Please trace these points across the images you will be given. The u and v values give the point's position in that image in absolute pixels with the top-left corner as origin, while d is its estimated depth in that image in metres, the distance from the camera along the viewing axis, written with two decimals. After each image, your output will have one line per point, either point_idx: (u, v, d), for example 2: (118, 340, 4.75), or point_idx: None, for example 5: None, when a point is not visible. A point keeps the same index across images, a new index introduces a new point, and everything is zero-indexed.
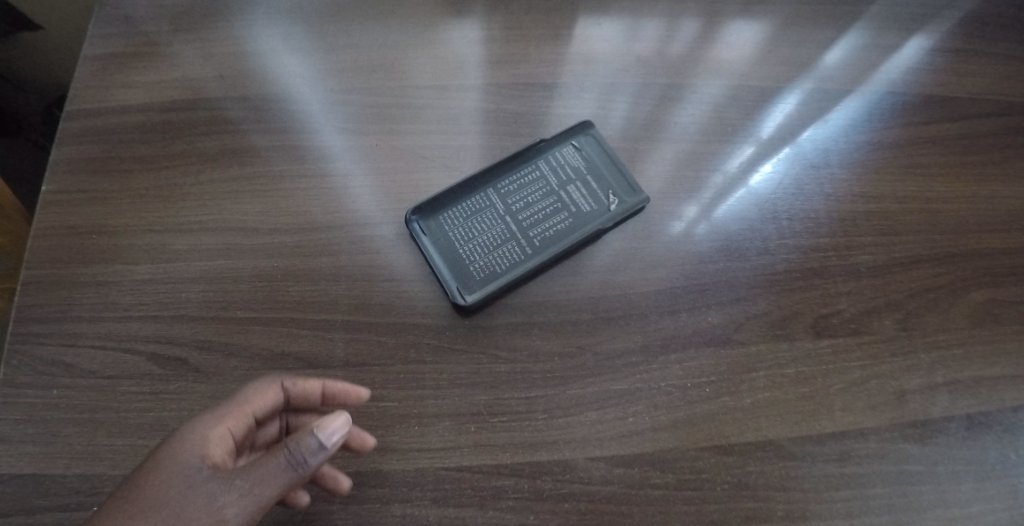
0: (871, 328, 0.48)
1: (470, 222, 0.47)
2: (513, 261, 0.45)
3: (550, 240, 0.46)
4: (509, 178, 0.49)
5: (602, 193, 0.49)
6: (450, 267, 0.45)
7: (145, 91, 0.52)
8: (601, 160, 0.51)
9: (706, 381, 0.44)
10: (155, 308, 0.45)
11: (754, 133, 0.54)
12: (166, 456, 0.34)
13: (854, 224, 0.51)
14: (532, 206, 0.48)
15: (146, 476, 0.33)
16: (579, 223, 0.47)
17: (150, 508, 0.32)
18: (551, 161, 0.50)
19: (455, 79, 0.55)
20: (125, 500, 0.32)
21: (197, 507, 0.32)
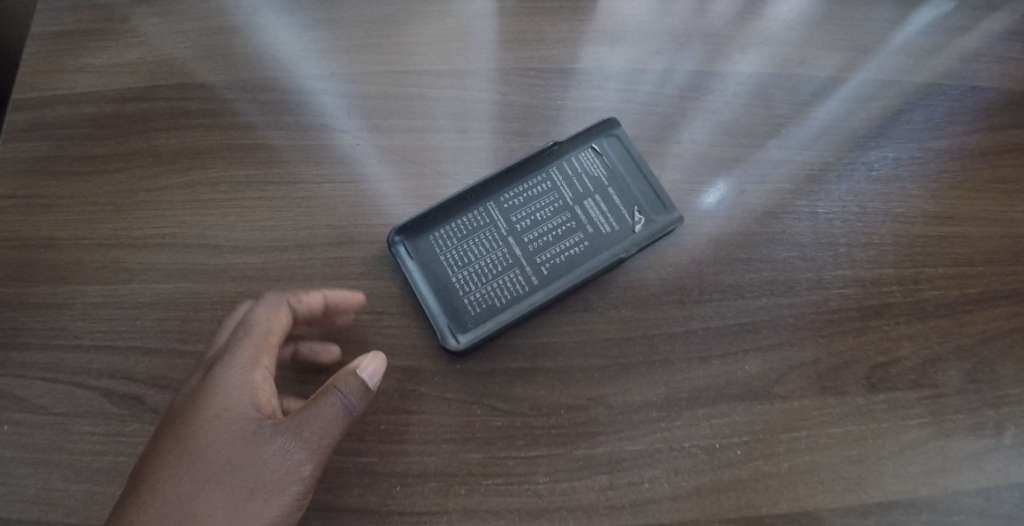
0: (935, 379, 0.41)
1: (465, 244, 0.40)
2: (515, 294, 0.39)
3: (559, 269, 0.40)
4: (515, 188, 0.42)
5: (625, 210, 0.41)
6: (440, 300, 0.39)
7: (97, 74, 0.45)
8: (625, 169, 0.43)
9: (737, 441, 0.38)
10: (110, 337, 0.40)
11: (810, 134, 0.46)
12: (214, 417, 0.32)
13: (923, 251, 0.43)
14: (539, 224, 0.41)
15: (199, 437, 0.32)
16: (594, 248, 0.40)
17: (223, 472, 0.31)
18: (566, 168, 0.43)
19: (456, 62, 0.47)
20: (188, 467, 0.31)
21: (271, 466, 0.31)
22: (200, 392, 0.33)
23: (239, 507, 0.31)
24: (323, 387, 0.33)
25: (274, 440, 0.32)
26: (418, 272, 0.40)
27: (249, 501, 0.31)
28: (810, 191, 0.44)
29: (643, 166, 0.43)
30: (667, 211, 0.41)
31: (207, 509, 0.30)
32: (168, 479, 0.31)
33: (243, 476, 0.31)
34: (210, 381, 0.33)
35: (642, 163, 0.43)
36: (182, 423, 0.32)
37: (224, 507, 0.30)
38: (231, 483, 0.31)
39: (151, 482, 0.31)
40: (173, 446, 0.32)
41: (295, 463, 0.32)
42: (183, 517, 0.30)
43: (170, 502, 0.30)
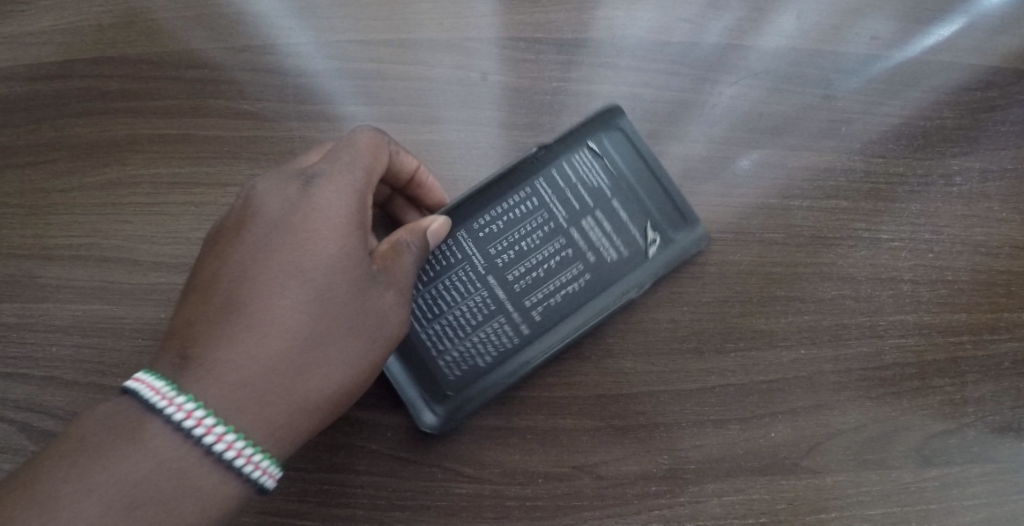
0: (1004, 453, 0.33)
1: (439, 286, 0.33)
2: (500, 351, 0.32)
3: (554, 313, 0.33)
4: (494, 206, 0.33)
5: (637, 231, 0.33)
6: (409, 365, 0.32)
7: (2, 43, 0.38)
8: (634, 174, 0.34)
9: (754, 524, 0.31)
10: (26, 363, 0.34)
11: (878, 133, 0.36)
12: (329, 237, 0.25)
13: (1007, 293, 0.34)
14: (527, 252, 0.33)
15: (299, 263, 0.24)
16: (597, 282, 0.33)
17: (323, 312, 0.24)
18: (558, 177, 0.34)
19: (432, 27, 0.37)
20: (296, 290, 0.24)
21: (373, 317, 0.25)
22: (293, 207, 0.25)
23: (340, 353, 0.24)
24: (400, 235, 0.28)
25: (382, 288, 0.26)
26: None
27: (372, 341, 0.25)
28: (871, 210, 0.35)
29: (659, 173, 0.34)
30: (692, 228, 0.33)
31: (318, 346, 0.24)
32: (260, 306, 0.23)
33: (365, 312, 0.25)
34: (309, 197, 0.25)
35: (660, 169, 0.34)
36: (274, 242, 0.25)
37: (346, 340, 0.25)
38: (332, 327, 0.24)
39: (247, 302, 0.23)
40: (275, 263, 0.24)
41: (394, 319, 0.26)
42: (282, 360, 0.23)
43: (266, 335, 0.23)
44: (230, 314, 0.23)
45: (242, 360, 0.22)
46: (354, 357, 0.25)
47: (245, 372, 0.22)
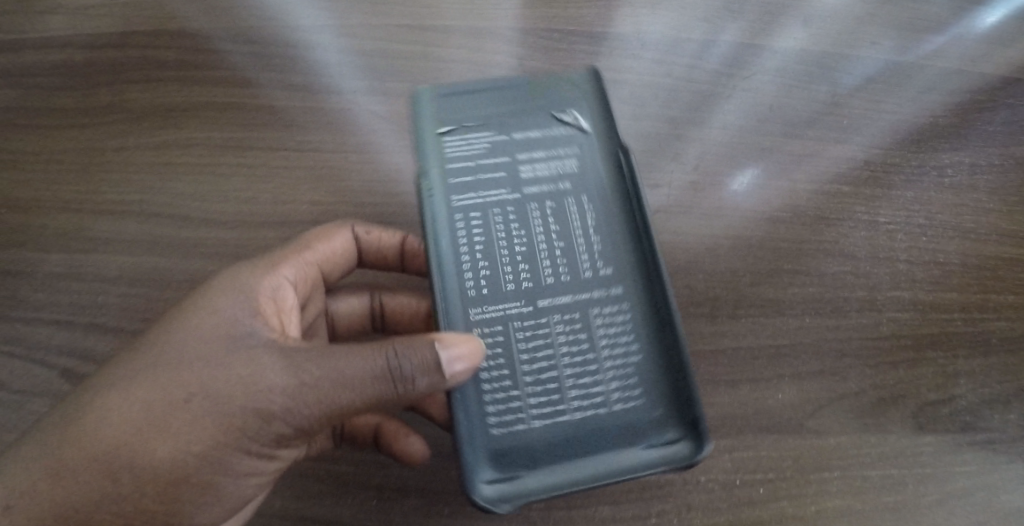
0: (990, 423, 0.35)
1: (536, 380, 0.29)
2: (624, 325, 0.30)
3: (607, 251, 0.31)
4: (462, 264, 0.31)
5: (560, 129, 0.34)
6: (601, 456, 0.28)
7: (72, 18, 0.41)
8: (506, 102, 0.34)
9: (762, 479, 0.33)
10: (69, 310, 0.36)
11: (875, 125, 0.40)
12: (227, 305, 0.29)
13: (996, 276, 0.37)
14: (524, 238, 0.32)
15: (180, 335, 0.27)
16: (589, 178, 0.33)
17: (170, 383, 0.26)
18: (458, 169, 0.33)
19: (468, 16, 0.41)
20: (164, 361, 0.27)
21: (240, 386, 0.25)
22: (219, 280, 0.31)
23: (183, 427, 0.25)
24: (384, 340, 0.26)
25: (264, 358, 0.26)
26: (531, 476, 0.28)
27: (189, 422, 0.25)
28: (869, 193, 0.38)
29: (534, 89, 0.35)
30: (586, 97, 0.35)
31: (166, 414, 0.25)
32: (133, 372, 0.27)
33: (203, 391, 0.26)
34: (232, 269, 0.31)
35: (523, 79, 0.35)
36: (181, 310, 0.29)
37: (160, 420, 0.25)
38: (189, 396, 0.25)
39: (124, 369, 0.27)
40: (168, 332, 0.28)
41: (273, 394, 0.25)
42: (124, 426, 0.25)
43: (125, 400, 0.26)
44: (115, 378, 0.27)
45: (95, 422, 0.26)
46: (159, 441, 0.25)
47: (98, 431, 0.25)
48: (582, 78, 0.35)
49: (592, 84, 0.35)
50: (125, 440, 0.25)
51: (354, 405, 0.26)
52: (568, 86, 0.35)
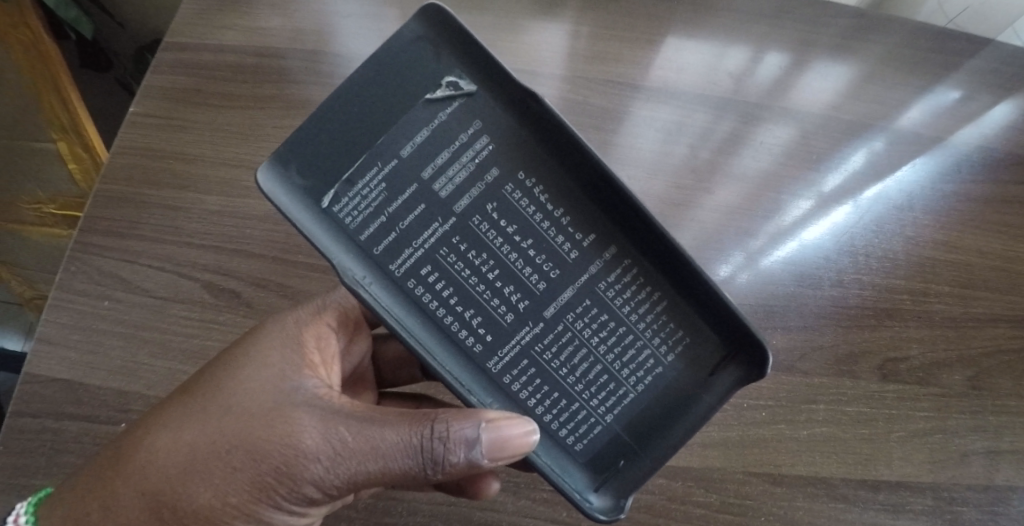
0: (940, 380, 0.45)
1: (588, 385, 0.31)
2: (640, 289, 0.31)
3: (575, 224, 0.30)
4: (448, 326, 0.29)
5: (438, 114, 0.28)
6: (678, 415, 0.32)
7: (242, 33, 0.54)
8: (360, 126, 0.27)
9: (764, 405, 0.42)
10: (219, 239, 0.45)
11: (840, 163, 0.55)
12: (277, 360, 0.34)
13: (932, 272, 0.49)
14: (492, 255, 0.30)
15: (228, 391, 0.32)
16: (506, 151, 0.29)
17: (214, 434, 0.30)
18: (375, 234, 0.28)
19: (542, 66, 0.58)
20: (211, 414, 0.31)
21: (278, 446, 0.30)
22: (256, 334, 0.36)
23: (226, 478, 0.30)
24: (427, 414, 0.29)
25: (302, 421, 0.30)
26: (627, 466, 0.32)
27: (231, 472, 0.30)
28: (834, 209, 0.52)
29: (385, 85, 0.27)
30: (445, 64, 0.27)
31: (210, 464, 0.30)
32: (182, 420, 0.31)
33: (248, 443, 0.30)
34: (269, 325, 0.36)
35: (359, 82, 0.27)
36: (227, 365, 0.33)
37: (204, 467, 0.30)
38: (233, 450, 0.30)
39: (174, 417, 0.32)
40: (217, 387, 0.32)
41: (310, 458, 0.29)
42: (174, 468, 0.30)
43: (174, 445, 0.30)
44: (164, 422, 0.32)
45: (148, 462, 0.30)
46: (200, 486, 0.30)
47: (152, 468, 0.30)
48: (403, 45, 0.27)
49: (423, 27, 0.27)
50: (173, 480, 0.30)
51: (390, 478, 0.29)
52: (418, 63, 0.27)
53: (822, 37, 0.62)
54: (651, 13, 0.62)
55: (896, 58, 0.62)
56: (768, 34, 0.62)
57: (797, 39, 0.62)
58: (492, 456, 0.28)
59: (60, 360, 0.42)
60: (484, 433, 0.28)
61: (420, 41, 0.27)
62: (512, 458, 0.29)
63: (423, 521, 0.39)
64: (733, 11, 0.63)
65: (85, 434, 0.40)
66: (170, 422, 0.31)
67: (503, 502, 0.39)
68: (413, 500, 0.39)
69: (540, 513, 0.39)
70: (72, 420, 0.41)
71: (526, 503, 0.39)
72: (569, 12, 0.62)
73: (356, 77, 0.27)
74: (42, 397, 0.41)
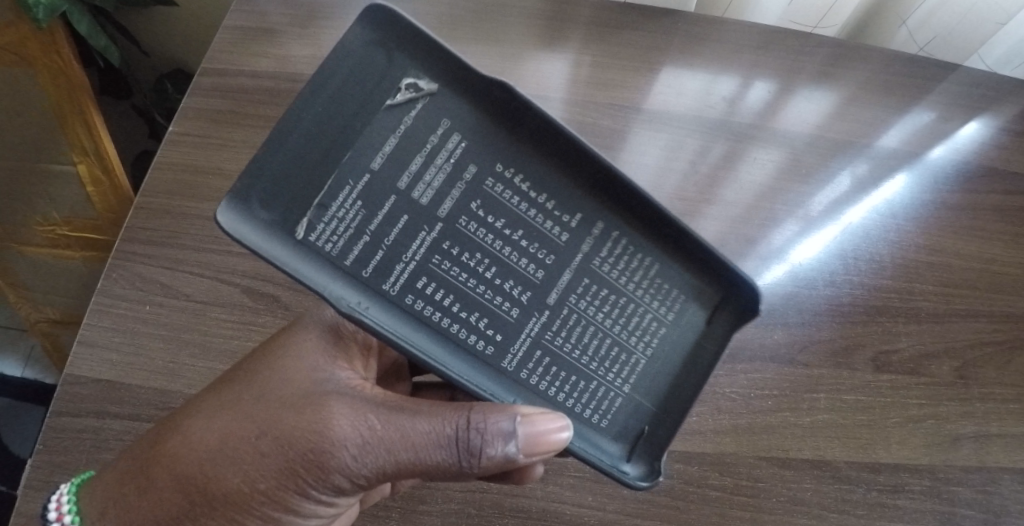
0: (929, 370, 0.49)
1: (601, 361, 0.34)
2: (631, 257, 0.34)
3: (561, 206, 0.32)
4: (454, 334, 0.30)
5: (404, 119, 0.28)
6: (686, 367, 0.36)
7: (274, 61, 0.60)
8: (324, 145, 0.26)
9: (769, 394, 0.46)
10: (257, 247, 0.49)
11: (830, 179, 0.60)
12: (312, 354, 0.34)
13: (916, 272, 0.54)
14: (486, 253, 0.31)
15: (264, 383, 0.33)
16: (479, 146, 0.30)
17: (247, 420, 0.31)
18: (363, 255, 0.28)
19: (550, 90, 0.63)
20: (246, 403, 0.32)
21: (306, 434, 0.30)
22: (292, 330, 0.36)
23: (254, 465, 0.30)
24: (463, 407, 0.30)
25: (332, 411, 0.30)
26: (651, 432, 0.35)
27: (259, 458, 0.30)
28: (824, 218, 0.57)
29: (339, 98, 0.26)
30: (397, 67, 0.27)
31: (240, 451, 0.30)
32: (218, 409, 0.32)
33: (278, 429, 0.30)
34: (306, 321, 0.37)
35: (309, 95, 0.25)
36: (265, 359, 0.34)
37: (234, 451, 0.30)
38: (262, 437, 0.30)
39: (210, 405, 0.33)
40: (254, 378, 0.33)
41: (339, 447, 0.30)
42: (204, 454, 0.31)
43: (207, 430, 0.31)
44: (200, 410, 0.33)
45: (181, 446, 0.31)
46: (229, 470, 0.30)
47: (185, 451, 0.31)
48: (346, 48, 0.26)
49: (372, 32, 0.26)
50: (203, 460, 0.30)
51: (421, 465, 0.30)
52: (370, 71, 0.26)
53: (806, 65, 0.68)
54: (649, 42, 0.68)
55: (875, 83, 0.67)
56: (757, 65, 0.67)
57: (784, 69, 0.67)
58: (526, 451, 0.29)
59: (102, 361, 0.44)
60: (518, 428, 0.29)
61: (368, 45, 0.26)
62: (544, 455, 0.30)
63: (457, 508, 0.40)
64: (724, 41, 0.69)
65: (126, 432, 0.42)
66: (207, 409, 0.32)
67: (532, 488, 0.41)
68: (447, 487, 0.41)
69: (567, 497, 0.41)
70: (114, 418, 0.42)
71: (554, 489, 0.41)
72: (572, 42, 0.67)
73: (304, 96, 0.25)
74: (83, 397, 0.43)
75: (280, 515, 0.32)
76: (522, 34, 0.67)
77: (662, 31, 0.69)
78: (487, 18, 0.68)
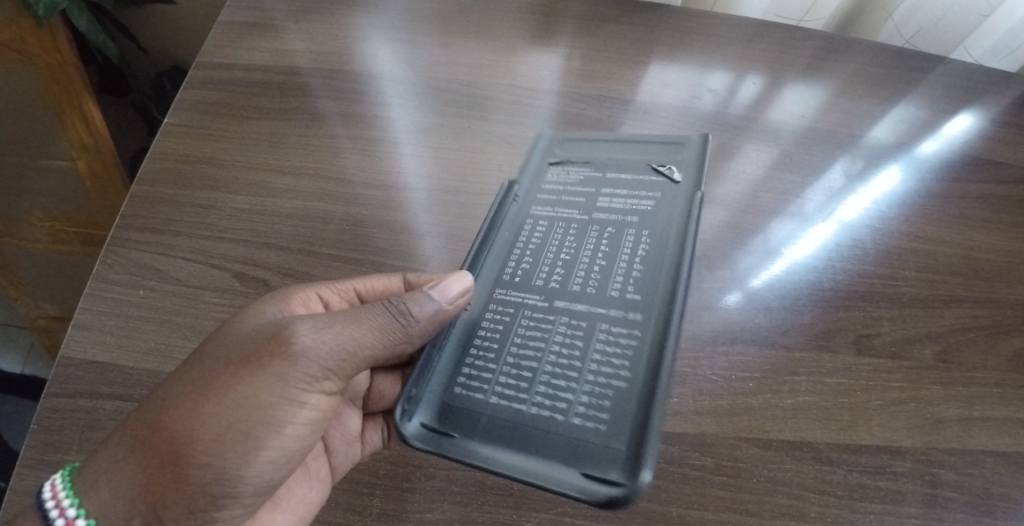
0: (911, 354, 0.49)
1: (516, 367, 0.40)
2: (617, 350, 0.39)
3: (636, 287, 0.42)
4: (510, 259, 0.47)
5: (649, 178, 0.50)
6: (532, 455, 0.36)
7: (269, 56, 0.62)
8: (620, 158, 0.52)
9: (750, 376, 0.47)
10: (249, 234, 0.51)
11: (817, 169, 0.60)
12: (266, 308, 0.37)
13: (899, 258, 0.54)
14: (567, 256, 0.46)
15: (224, 332, 0.36)
16: (652, 224, 0.46)
17: (217, 364, 0.33)
18: (544, 193, 0.51)
19: (538, 82, 0.64)
20: (213, 351, 0.34)
21: (270, 341, 0.33)
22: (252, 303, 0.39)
23: (232, 389, 0.32)
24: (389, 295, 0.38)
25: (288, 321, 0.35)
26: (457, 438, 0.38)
27: (237, 379, 0.33)
28: (822, 211, 0.57)
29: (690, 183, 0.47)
30: (690, 159, 0.50)
31: (218, 383, 0.33)
32: (188, 367, 0.34)
33: (248, 356, 0.33)
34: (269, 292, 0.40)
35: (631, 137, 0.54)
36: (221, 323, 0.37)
37: (212, 386, 0.33)
38: (235, 364, 0.33)
39: (180, 369, 0.35)
40: (213, 335, 0.36)
41: (299, 338, 0.33)
42: (184, 403, 0.32)
43: (184, 385, 0.33)
44: (172, 376, 0.35)
45: (163, 405, 0.33)
46: (211, 404, 0.32)
47: (165, 408, 0.33)
48: (701, 142, 0.51)
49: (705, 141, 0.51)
50: (188, 408, 0.32)
51: (374, 339, 0.36)
52: (691, 151, 0.51)
53: (795, 57, 0.69)
54: (637, 36, 0.69)
55: (863, 75, 0.68)
56: (746, 59, 0.68)
57: (772, 63, 0.68)
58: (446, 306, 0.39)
59: (93, 344, 0.45)
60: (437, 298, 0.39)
61: (698, 148, 0.51)
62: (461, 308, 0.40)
63: (439, 485, 0.41)
64: (713, 36, 0.70)
65: (115, 412, 0.42)
66: (178, 374, 0.34)
67: None
68: (428, 465, 0.42)
69: None
70: (104, 398, 0.43)
71: None
72: (561, 35, 0.68)
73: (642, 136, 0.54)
74: (73, 378, 0.44)
75: (266, 423, 0.33)
76: (512, 28, 0.68)
77: (652, 25, 0.70)
78: (479, 13, 0.70)
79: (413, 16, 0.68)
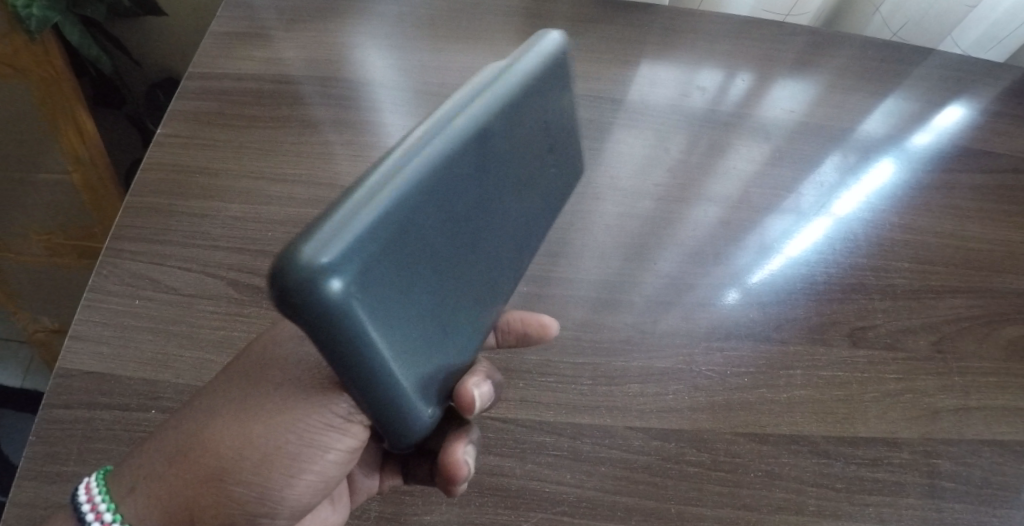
0: (906, 345, 0.49)
1: None
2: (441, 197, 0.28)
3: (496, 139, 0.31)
4: None
5: None
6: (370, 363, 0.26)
7: (261, 65, 0.63)
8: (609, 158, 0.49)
9: (746, 371, 0.47)
10: (243, 242, 0.51)
11: (809, 164, 0.60)
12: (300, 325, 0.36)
13: (892, 250, 0.55)
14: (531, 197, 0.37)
15: (264, 351, 0.35)
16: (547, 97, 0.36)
17: (261, 387, 0.34)
18: None
19: None
20: (256, 370, 0.35)
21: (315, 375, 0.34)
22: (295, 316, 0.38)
23: (275, 420, 0.33)
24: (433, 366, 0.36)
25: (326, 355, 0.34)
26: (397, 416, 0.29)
27: (282, 411, 0.33)
28: (816, 205, 0.57)
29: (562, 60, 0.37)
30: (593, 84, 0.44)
31: (263, 410, 0.33)
32: (229, 382, 0.35)
33: (292, 386, 0.33)
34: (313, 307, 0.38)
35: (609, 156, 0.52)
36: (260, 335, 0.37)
37: (256, 410, 0.33)
38: (277, 392, 0.33)
39: (222, 382, 0.35)
40: (252, 352, 0.36)
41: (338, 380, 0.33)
42: (229, 422, 0.33)
43: (228, 402, 0.34)
44: (212, 391, 0.35)
45: (206, 422, 0.34)
46: (254, 429, 0.33)
47: (208, 426, 0.34)
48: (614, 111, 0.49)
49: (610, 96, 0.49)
50: (230, 429, 0.33)
51: None
52: None
53: (783, 53, 0.69)
54: (627, 36, 0.69)
55: (853, 69, 0.68)
56: (736, 57, 0.68)
57: (762, 60, 0.68)
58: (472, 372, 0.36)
59: (89, 355, 0.45)
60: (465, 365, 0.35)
61: None
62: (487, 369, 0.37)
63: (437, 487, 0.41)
64: (702, 34, 0.70)
65: (115, 422, 0.42)
66: (217, 389, 0.35)
67: (511, 466, 0.42)
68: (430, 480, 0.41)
69: (545, 475, 0.41)
70: (103, 409, 0.43)
71: (532, 467, 0.42)
72: None
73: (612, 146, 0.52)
74: (71, 389, 0.44)
75: (309, 452, 0.34)
76: (503, 31, 0.69)
77: (640, 25, 0.70)
78: (468, 17, 0.70)
79: (403, 21, 0.69)
